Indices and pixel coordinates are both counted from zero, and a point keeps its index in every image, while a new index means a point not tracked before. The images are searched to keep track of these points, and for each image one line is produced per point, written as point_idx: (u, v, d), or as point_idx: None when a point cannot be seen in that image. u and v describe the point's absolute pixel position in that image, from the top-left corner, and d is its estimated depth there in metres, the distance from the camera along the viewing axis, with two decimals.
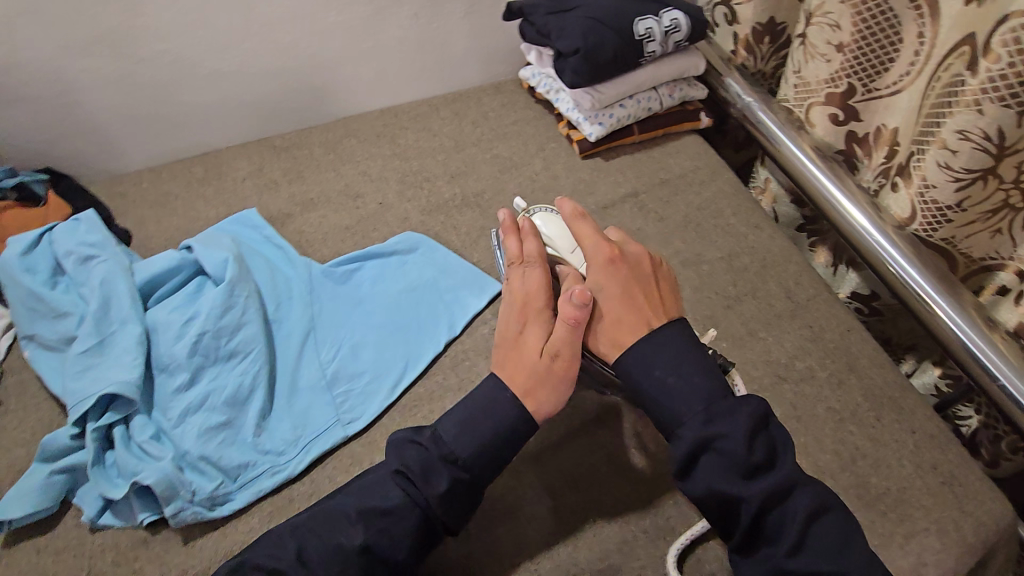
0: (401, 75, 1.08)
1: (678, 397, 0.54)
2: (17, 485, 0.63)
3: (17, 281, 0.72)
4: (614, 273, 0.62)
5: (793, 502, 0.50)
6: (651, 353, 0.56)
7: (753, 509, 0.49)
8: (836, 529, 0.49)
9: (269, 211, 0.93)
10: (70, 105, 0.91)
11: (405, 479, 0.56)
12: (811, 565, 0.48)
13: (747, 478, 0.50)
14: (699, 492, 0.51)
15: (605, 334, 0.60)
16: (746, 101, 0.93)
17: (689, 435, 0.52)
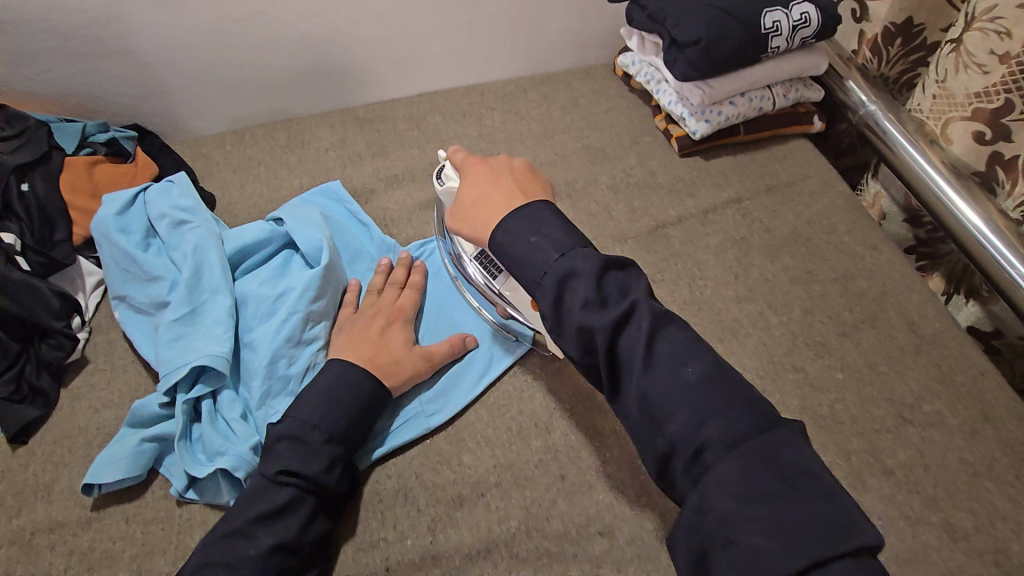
0: (492, 51, 1.03)
1: (532, 258, 0.50)
2: (109, 450, 0.62)
3: (112, 241, 0.71)
4: (482, 173, 0.60)
5: (636, 319, 0.46)
6: (523, 220, 0.52)
7: (606, 341, 0.45)
8: (678, 342, 0.46)
9: (352, 185, 0.91)
10: (163, 63, 0.86)
11: (289, 475, 0.56)
12: (663, 383, 0.44)
13: (597, 311, 0.46)
14: (570, 344, 0.48)
15: (473, 217, 0.57)
16: (869, 108, 0.86)
17: (550, 281, 0.49)
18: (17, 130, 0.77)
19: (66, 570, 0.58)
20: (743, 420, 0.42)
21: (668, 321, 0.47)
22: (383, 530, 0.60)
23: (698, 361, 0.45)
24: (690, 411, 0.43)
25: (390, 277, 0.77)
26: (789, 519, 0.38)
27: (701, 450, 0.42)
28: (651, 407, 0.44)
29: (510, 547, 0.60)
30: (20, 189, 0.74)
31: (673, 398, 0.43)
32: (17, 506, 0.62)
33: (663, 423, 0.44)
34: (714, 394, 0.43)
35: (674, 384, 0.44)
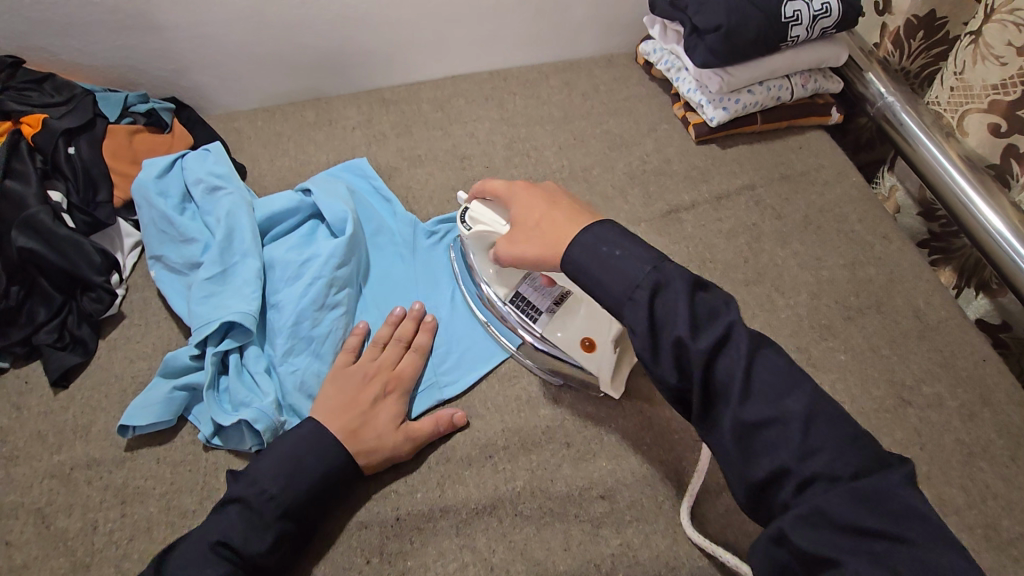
0: (517, 38, 1.05)
1: (616, 278, 0.50)
2: (143, 396, 0.66)
3: (151, 203, 0.76)
4: (538, 193, 0.62)
5: (732, 343, 0.46)
6: (597, 236, 0.53)
7: (702, 363, 0.46)
8: (779, 369, 0.46)
9: (377, 162, 0.94)
10: (202, 39, 0.90)
11: (229, 549, 0.54)
12: (761, 412, 0.45)
13: (685, 326, 0.46)
14: (667, 367, 0.47)
15: (540, 237, 0.58)
16: (887, 100, 0.87)
17: (641, 295, 0.49)
18: (65, 98, 0.82)
19: (102, 503, 0.63)
20: (855, 460, 0.43)
21: (763, 345, 0.47)
22: (394, 483, 0.63)
23: (806, 394, 0.45)
24: (796, 441, 0.43)
25: (396, 330, 0.72)
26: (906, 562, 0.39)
27: (809, 480, 0.43)
28: (750, 437, 0.45)
29: (514, 503, 0.62)
30: (67, 152, 0.78)
31: (780, 428, 0.44)
32: (58, 444, 0.66)
33: (761, 453, 0.44)
34: (825, 428, 0.44)
35: (780, 415, 0.44)
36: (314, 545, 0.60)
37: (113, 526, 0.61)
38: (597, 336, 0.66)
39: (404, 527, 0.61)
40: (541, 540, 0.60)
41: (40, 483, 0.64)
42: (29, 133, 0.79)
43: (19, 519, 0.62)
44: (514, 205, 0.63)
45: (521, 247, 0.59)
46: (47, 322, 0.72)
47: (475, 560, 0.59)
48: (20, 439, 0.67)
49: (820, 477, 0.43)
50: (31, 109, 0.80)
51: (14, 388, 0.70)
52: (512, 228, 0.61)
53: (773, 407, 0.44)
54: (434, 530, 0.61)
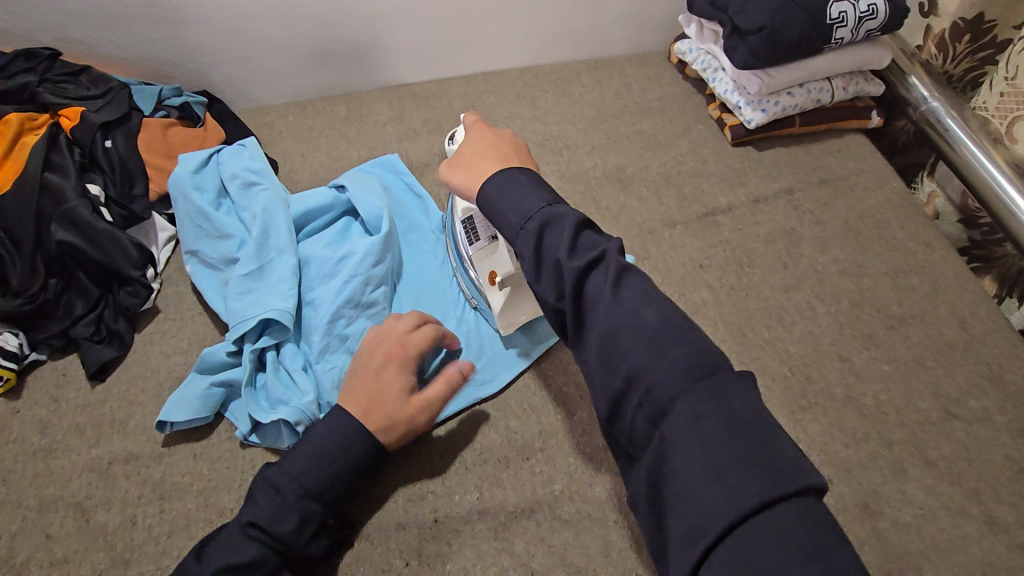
0: (549, 35, 1.04)
1: (516, 208, 0.51)
2: (179, 391, 0.66)
3: (187, 198, 0.75)
4: (488, 134, 0.61)
5: (605, 263, 0.46)
6: (516, 175, 0.53)
7: (573, 279, 0.45)
8: (645, 290, 0.45)
9: (409, 159, 0.93)
10: (235, 33, 0.89)
11: (257, 529, 0.53)
12: (620, 321, 0.43)
13: (564, 248, 0.47)
14: (545, 287, 0.48)
15: (468, 169, 0.57)
16: (931, 105, 0.85)
17: (531, 226, 0.49)
18: (102, 91, 0.82)
19: (140, 498, 0.63)
20: (694, 361, 0.41)
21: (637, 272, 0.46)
22: (432, 483, 0.63)
23: (662, 307, 0.44)
24: (648, 347, 0.41)
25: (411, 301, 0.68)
26: (738, 464, 0.36)
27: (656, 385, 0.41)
28: (610, 345, 0.43)
29: (553, 508, 0.62)
30: (104, 145, 0.78)
31: (635, 336, 0.42)
32: (95, 438, 0.67)
33: (615, 360, 0.42)
34: (674, 336, 0.42)
35: (636, 323, 0.43)
36: (352, 544, 0.59)
37: (152, 521, 0.61)
38: (501, 273, 0.70)
39: (443, 529, 0.60)
40: (580, 545, 0.60)
41: (80, 477, 0.64)
42: (67, 126, 0.79)
43: (59, 512, 0.62)
44: (466, 139, 0.62)
45: (449, 177, 0.59)
46: (84, 315, 0.72)
47: (515, 564, 0.59)
48: (58, 431, 0.67)
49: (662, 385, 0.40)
50: (69, 101, 0.80)
51: (52, 381, 0.70)
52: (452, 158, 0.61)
53: (631, 316, 0.43)
54: (473, 532, 0.60)
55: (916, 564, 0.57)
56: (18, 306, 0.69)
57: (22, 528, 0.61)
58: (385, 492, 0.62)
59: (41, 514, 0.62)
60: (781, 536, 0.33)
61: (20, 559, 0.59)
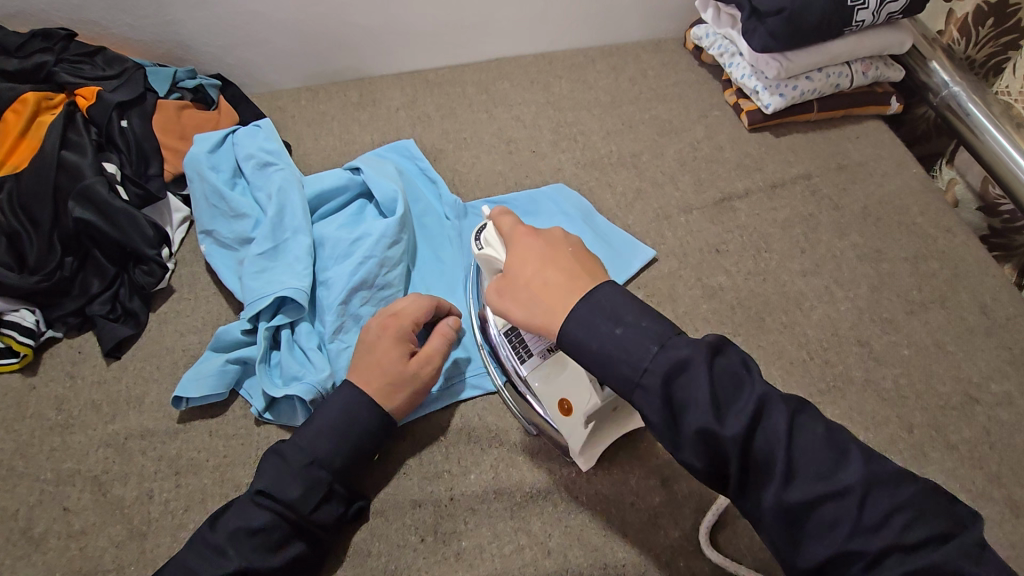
0: (564, 21, 1.03)
1: (615, 357, 0.44)
2: (195, 368, 0.66)
3: (203, 177, 0.76)
4: (540, 240, 0.52)
5: (768, 419, 0.41)
6: (595, 306, 0.45)
7: (737, 449, 0.40)
8: (823, 435, 0.41)
9: (422, 144, 0.93)
10: (250, 15, 0.89)
11: (266, 497, 0.53)
12: (811, 492, 0.39)
13: (704, 409, 0.40)
14: (690, 453, 0.41)
15: (530, 299, 0.49)
16: (952, 90, 0.84)
17: (654, 379, 0.42)
18: (117, 71, 0.82)
19: (157, 473, 0.63)
20: (916, 521, 0.38)
21: (804, 412, 0.42)
22: (447, 464, 0.63)
23: (856, 462, 0.40)
24: (855, 514, 0.38)
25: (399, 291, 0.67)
26: None
27: (880, 554, 0.38)
28: (804, 516, 0.39)
29: (570, 488, 0.62)
30: (120, 125, 0.78)
31: (836, 502, 0.39)
32: (112, 414, 0.67)
33: (813, 533, 0.39)
34: (886, 500, 0.39)
35: (834, 489, 0.39)
36: (368, 520, 0.59)
37: (168, 496, 0.62)
38: (573, 400, 0.59)
39: (458, 508, 0.60)
40: (597, 527, 0.60)
41: (97, 451, 0.64)
42: (83, 105, 0.79)
43: (76, 486, 0.62)
44: (512, 253, 0.53)
45: (507, 308, 0.50)
46: (100, 293, 0.72)
47: (531, 543, 0.58)
48: (75, 407, 0.67)
49: (895, 549, 0.37)
50: (85, 81, 0.80)
51: (68, 358, 0.71)
52: (502, 278, 0.52)
53: (824, 483, 0.39)
54: (489, 512, 0.60)
55: None
56: (34, 284, 0.68)
57: (40, 500, 0.61)
58: (400, 470, 0.62)
59: (58, 488, 0.62)
60: None
61: (38, 531, 0.60)
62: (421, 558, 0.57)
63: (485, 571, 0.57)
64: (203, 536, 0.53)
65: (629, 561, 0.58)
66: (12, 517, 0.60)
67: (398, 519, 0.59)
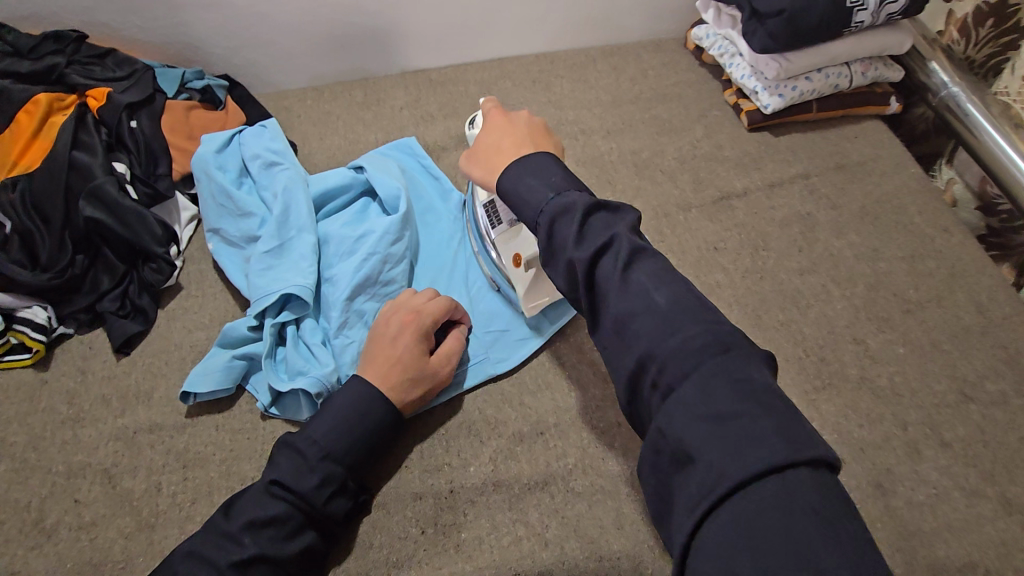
0: (565, 21, 1.04)
1: (532, 193, 0.49)
2: (203, 364, 0.68)
3: (210, 176, 0.77)
4: (506, 117, 0.58)
5: (614, 249, 0.44)
6: (534, 160, 0.50)
7: (585, 271, 0.44)
8: (661, 270, 0.44)
9: (425, 143, 0.94)
10: (257, 17, 0.91)
11: (282, 487, 0.55)
12: (629, 306, 0.42)
13: (571, 237, 0.45)
14: (558, 277, 0.47)
15: (487, 161, 0.55)
16: (951, 90, 0.85)
17: (544, 218, 0.47)
18: (127, 73, 0.84)
19: (165, 466, 0.65)
20: (712, 337, 0.40)
21: (652, 251, 0.45)
22: (447, 456, 0.64)
23: (673, 288, 0.43)
24: (657, 328, 0.41)
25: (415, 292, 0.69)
26: (752, 435, 0.35)
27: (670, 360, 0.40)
28: (623, 330, 0.42)
29: (568, 481, 0.63)
30: (129, 126, 0.80)
31: (645, 319, 0.42)
32: (121, 408, 0.69)
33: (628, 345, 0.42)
34: (686, 317, 0.41)
35: (645, 306, 0.42)
36: (370, 512, 0.61)
37: (176, 488, 0.63)
38: (526, 255, 0.69)
39: (458, 500, 0.62)
40: (593, 518, 0.61)
41: (106, 445, 0.66)
42: (94, 106, 0.81)
43: (87, 478, 0.64)
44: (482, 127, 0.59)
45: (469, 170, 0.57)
46: (110, 290, 0.74)
47: (529, 535, 0.60)
48: (85, 402, 0.69)
49: (681, 357, 0.39)
50: (95, 83, 0.82)
51: (78, 353, 0.72)
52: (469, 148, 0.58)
53: (639, 298, 0.42)
54: (488, 504, 0.61)
55: (929, 542, 0.57)
56: (46, 280, 0.70)
57: (52, 492, 0.63)
58: (402, 462, 0.64)
59: (69, 481, 0.64)
60: (785, 497, 0.32)
61: (50, 522, 0.62)
62: (421, 549, 0.59)
63: (484, 562, 0.58)
64: (216, 524, 0.54)
65: (625, 553, 0.59)
66: (24, 508, 0.62)
67: (398, 509, 0.61)
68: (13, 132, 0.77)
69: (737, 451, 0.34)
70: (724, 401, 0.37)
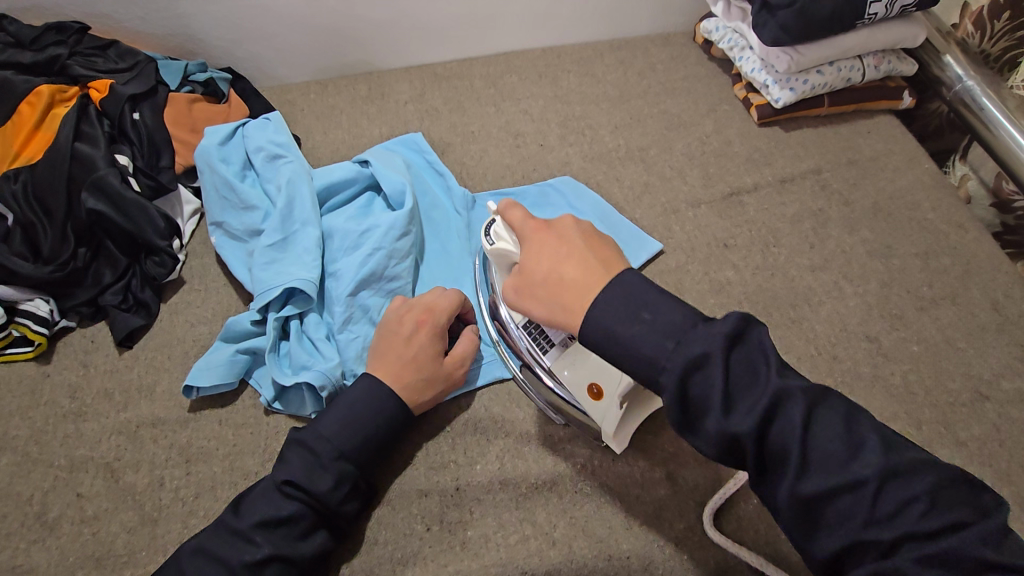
0: (572, 15, 1.03)
1: (633, 346, 0.41)
2: (205, 358, 0.67)
3: (214, 170, 0.76)
4: (551, 231, 0.50)
5: (787, 412, 0.38)
6: (615, 296, 0.43)
7: (753, 443, 0.38)
8: (841, 425, 0.38)
9: (430, 137, 0.93)
10: (261, 9, 0.90)
11: (294, 487, 0.54)
12: (826, 484, 0.37)
13: (717, 399, 0.38)
14: (706, 445, 0.39)
15: (549, 298, 0.46)
16: (965, 84, 0.83)
17: (668, 376, 0.39)
18: (129, 65, 0.83)
19: (167, 461, 0.64)
20: (935, 509, 0.36)
21: (823, 399, 0.39)
22: (454, 454, 0.63)
23: (872, 450, 0.37)
24: (870, 507, 0.36)
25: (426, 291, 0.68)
26: None
27: (891, 542, 0.35)
28: (819, 508, 0.37)
29: (575, 480, 0.62)
30: (132, 118, 0.79)
31: (851, 496, 0.36)
32: (124, 403, 0.68)
33: (828, 524, 0.37)
34: (899, 489, 0.36)
35: (847, 481, 0.36)
36: (375, 509, 0.60)
37: (179, 484, 0.63)
38: (612, 389, 0.58)
39: (464, 497, 0.61)
40: (602, 518, 0.60)
41: (108, 439, 0.65)
42: (96, 98, 0.80)
43: (89, 472, 0.63)
44: (526, 246, 0.50)
45: (526, 308, 0.49)
46: (112, 284, 0.73)
47: (537, 533, 0.59)
48: (88, 396, 0.68)
49: (907, 539, 0.35)
50: (98, 74, 0.81)
51: (81, 347, 0.72)
52: (518, 276, 0.49)
53: (838, 475, 0.36)
54: (494, 502, 0.60)
55: None
56: (48, 274, 0.69)
57: (54, 486, 0.63)
58: (407, 460, 0.63)
59: (71, 475, 0.63)
60: None
61: (52, 516, 0.61)
62: (427, 547, 0.58)
63: (491, 560, 0.57)
64: (225, 523, 0.53)
65: (634, 553, 0.58)
66: (27, 502, 0.62)
67: (403, 507, 0.60)
68: (15, 123, 0.76)
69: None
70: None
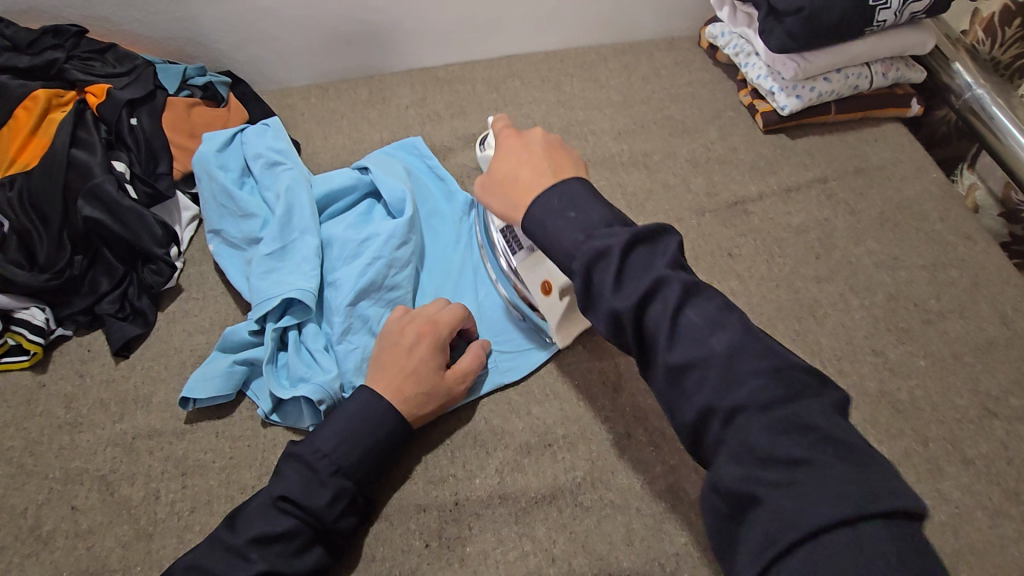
0: (575, 18, 1.01)
1: (555, 237, 0.46)
2: (202, 368, 0.66)
3: (211, 176, 0.75)
4: (519, 138, 0.54)
5: (662, 295, 0.41)
6: (563, 190, 0.47)
7: (634, 321, 0.41)
8: (712, 311, 0.41)
9: (431, 142, 0.92)
10: (260, 12, 0.89)
11: (291, 503, 0.53)
12: (686, 356, 0.40)
13: (611, 282, 0.42)
14: (600, 324, 0.44)
15: (506, 195, 0.52)
16: (975, 92, 0.81)
17: (578, 266, 0.44)
18: (127, 69, 0.82)
19: (163, 473, 0.63)
20: (779, 387, 0.38)
21: (700, 290, 0.42)
22: (453, 467, 0.62)
23: (731, 332, 0.40)
24: (718, 379, 0.39)
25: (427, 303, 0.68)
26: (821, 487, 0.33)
27: (734, 413, 0.38)
28: (680, 380, 0.40)
29: (576, 494, 0.61)
30: (130, 123, 0.78)
31: (700, 370, 0.39)
32: (120, 414, 0.67)
33: (687, 396, 0.40)
34: (751, 365, 0.39)
35: (702, 355, 0.40)
36: (373, 524, 0.59)
37: (175, 496, 0.62)
38: (556, 284, 0.65)
39: (463, 512, 0.60)
40: (602, 534, 0.59)
41: (103, 451, 0.65)
42: (93, 103, 0.79)
43: (84, 485, 0.63)
44: (496, 151, 0.55)
45: (486, 203, 0.54)
46: (109, 292, 0.72)
47: (536, 550, 0.58)
48: (83, 406, 0.68)
49: (749, 409, 0.37)
50: (95, 79, 0.80)
51: (77, 356, 0.71)
52: (484, 175, 0.54)
53: (696, 348, 0.40)
54: (493, 517, 0.60)
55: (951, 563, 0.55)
56: (43, 282, 0.69)
57: (49, 499, 0.62)
58: (405, 474, 0.62)
59: (66, 487, 0.62)
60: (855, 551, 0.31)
61: (46, 530, 0.60)
62: (425, 563, 0.57)
63: None
64: (220, 538, 0.52)
65: (635, 570, 0.57)
66: (21, 515, 0.61)
67: (401, 522, 0.59)
68: (11, 129, 0.75)
69: (805, 502, 0.33)
70: (800, 448, 0.35)
